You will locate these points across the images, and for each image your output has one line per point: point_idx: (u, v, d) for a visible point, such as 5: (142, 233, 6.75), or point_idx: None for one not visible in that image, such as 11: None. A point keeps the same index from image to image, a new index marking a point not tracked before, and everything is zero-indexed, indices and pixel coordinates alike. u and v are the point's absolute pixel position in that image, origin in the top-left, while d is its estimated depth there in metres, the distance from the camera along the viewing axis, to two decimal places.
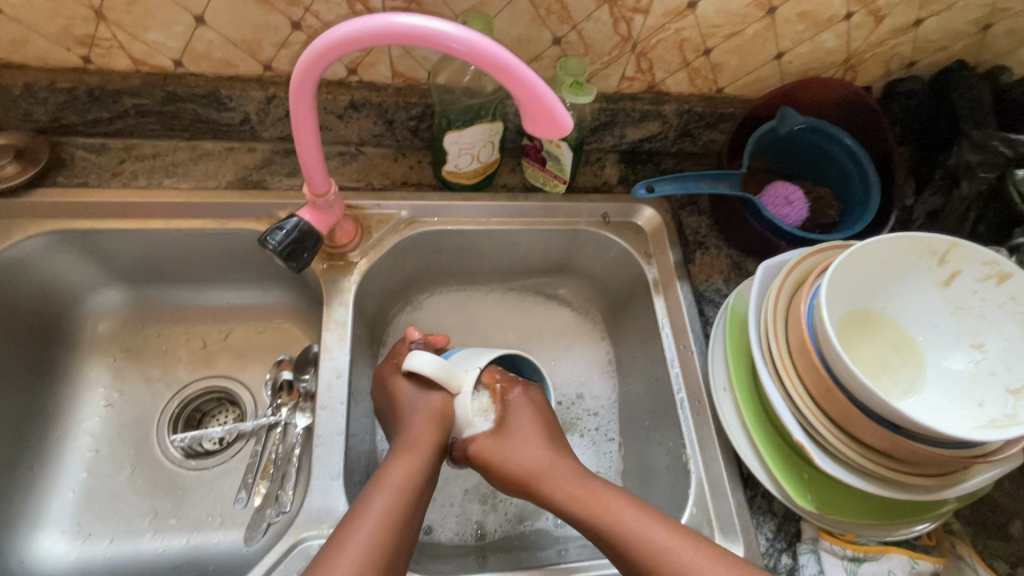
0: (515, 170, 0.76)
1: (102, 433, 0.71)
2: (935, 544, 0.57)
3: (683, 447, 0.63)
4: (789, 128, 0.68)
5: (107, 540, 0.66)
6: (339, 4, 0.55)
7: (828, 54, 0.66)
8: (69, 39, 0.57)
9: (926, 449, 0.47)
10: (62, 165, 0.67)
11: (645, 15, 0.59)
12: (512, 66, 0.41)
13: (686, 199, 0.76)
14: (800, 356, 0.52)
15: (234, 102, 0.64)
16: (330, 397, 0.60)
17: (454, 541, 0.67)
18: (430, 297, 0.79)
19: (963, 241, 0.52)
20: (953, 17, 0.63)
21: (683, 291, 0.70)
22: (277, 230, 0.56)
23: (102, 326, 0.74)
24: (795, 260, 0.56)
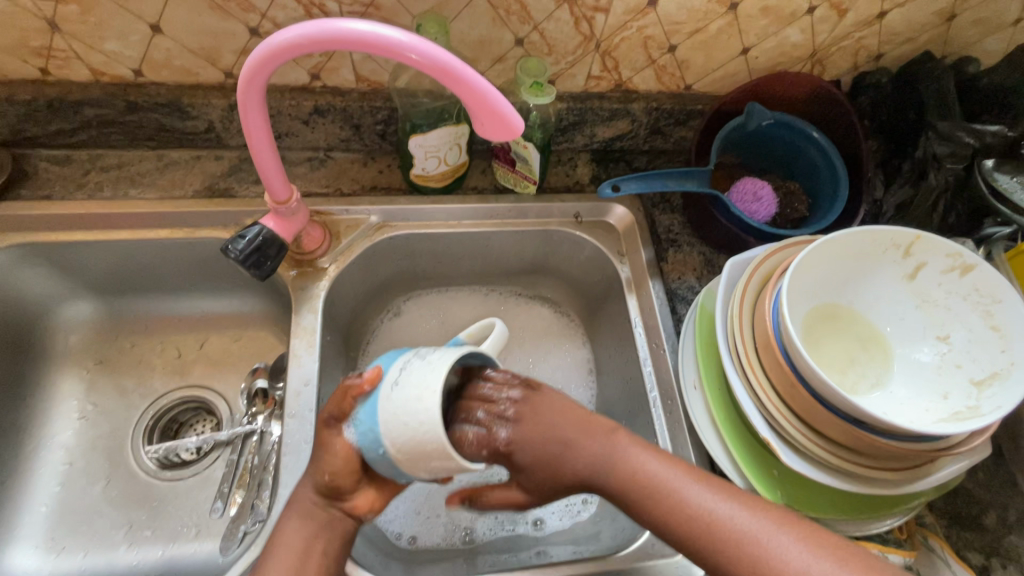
0: (486, 172, 0.75)
1: (76, 445, 0.71)
2: (906, 537, 0.56)
3: (657, 447, 0.63)
4: (758, 123, 0.68)
5: (81, 553, 0.66)
6: (295, 9, 0.55)
7: (794, 48, 0.66)
8: (25, 51, 0.56)
9: (889, 444, 0.46)
10: (27, 177, 0.66)
11: (606, 13, 0.59)
12: (460, 71, 0.41)
13: (659, 197, 0.76)
14: (765, 352, 0.51)
15: (196, 110, 0.64)
16: (298, 405, 0.60)
17: (440, 546, 0.68)
18: (406, 301, 0.79)
19: (926, 234, 0.52)
20: (917, 8, 0.63)
21: (655, 289, 0.70)
22: (238, 238, 0.55)
23: (73, 338, 0.74)
24: (760, 257, 0.56)
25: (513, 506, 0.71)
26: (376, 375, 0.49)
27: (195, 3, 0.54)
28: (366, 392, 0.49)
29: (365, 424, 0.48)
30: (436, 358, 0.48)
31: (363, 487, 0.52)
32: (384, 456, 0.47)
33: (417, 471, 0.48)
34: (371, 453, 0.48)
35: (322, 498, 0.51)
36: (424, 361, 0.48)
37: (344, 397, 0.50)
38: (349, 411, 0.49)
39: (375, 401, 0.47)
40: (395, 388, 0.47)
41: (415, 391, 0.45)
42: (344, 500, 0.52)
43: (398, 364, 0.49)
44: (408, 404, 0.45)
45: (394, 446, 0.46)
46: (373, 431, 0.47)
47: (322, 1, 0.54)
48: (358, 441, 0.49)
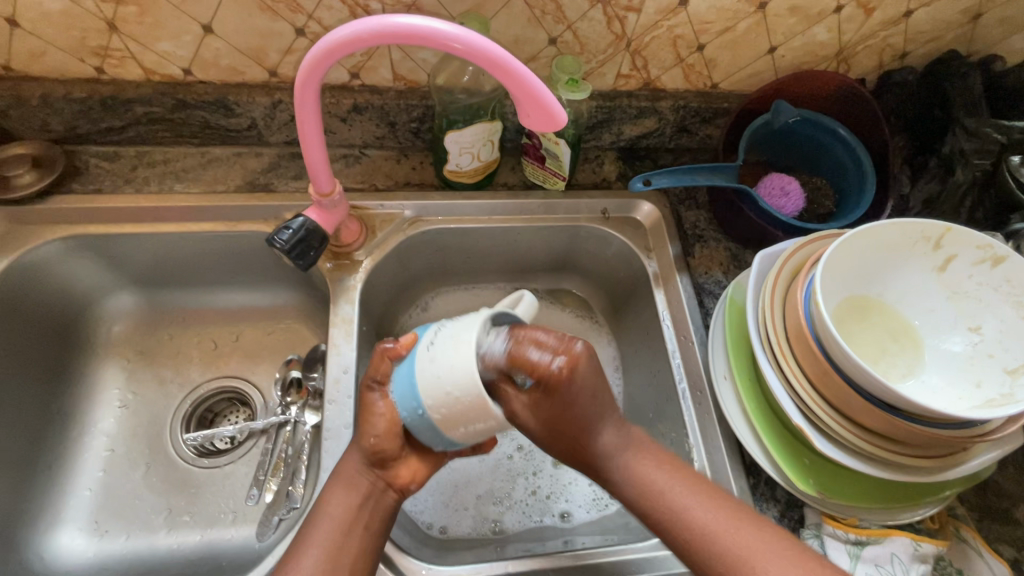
0: (516, 169, 0.77)
1: (117, 433, 0.73)
2: (938, 527, 0.56)
3: (686, 437, 0.64)
4: (784, 120, 0.69)
5: (123, 536, 0.68)
6: (341, 10, 0.57)
7: (821, 47, 0.67)
8: (83, 50, 0.59)
9: (924, 430, 0.47)
10: (78, 172, 0.69)
11: (638, 13, 0.61)
12: (509, 63, 0.43)
13: (685, 194, 0.77)
14: (797, 341, 0.53)
15: (241, 108, 0.66)
16: (338, 391, 0.61)
17: (470, 536, 0.69)
18: (433, 296, 0.81)
19: (956, 226, 0.53)
20: (943, 7, 0.64)
21: (683, 283, 0.71)
22: (284, 229, 0.58)
23: (116, 328, 0.76)
24: (791, 249, 0.57)
25: (541, 500, 0.72)
26: (411, 341, 0.50)
27: (246, 4, 0.56)
28: (401, 355, 0.51)
29: (402, 387, 0.49)
30: (466, 316, 0.48)
31: (405, 454, 0.54)
32: (424, 417, 0.47)
33: (462, 438, 0.48)
34: (412, 419, 0.48)
35: (367, 463, 0.53)
36: (458, 319, 0.48)
37: (381, 361, 0.51)
38: (389, 373, 0.51)
39: (412, 363, 0.48)
40: (430, 350, 0.47)
41: (448, 347, 0.46)
42: (385, 468, 0.53)
43: (431, 329, 0.49)
44: (442, 365, 0.46)
45: (435, 406, 0.46)
46: (411, 392, 0.48)
47: (366, 2, 0.57)
48: (400, 409, 0.49)
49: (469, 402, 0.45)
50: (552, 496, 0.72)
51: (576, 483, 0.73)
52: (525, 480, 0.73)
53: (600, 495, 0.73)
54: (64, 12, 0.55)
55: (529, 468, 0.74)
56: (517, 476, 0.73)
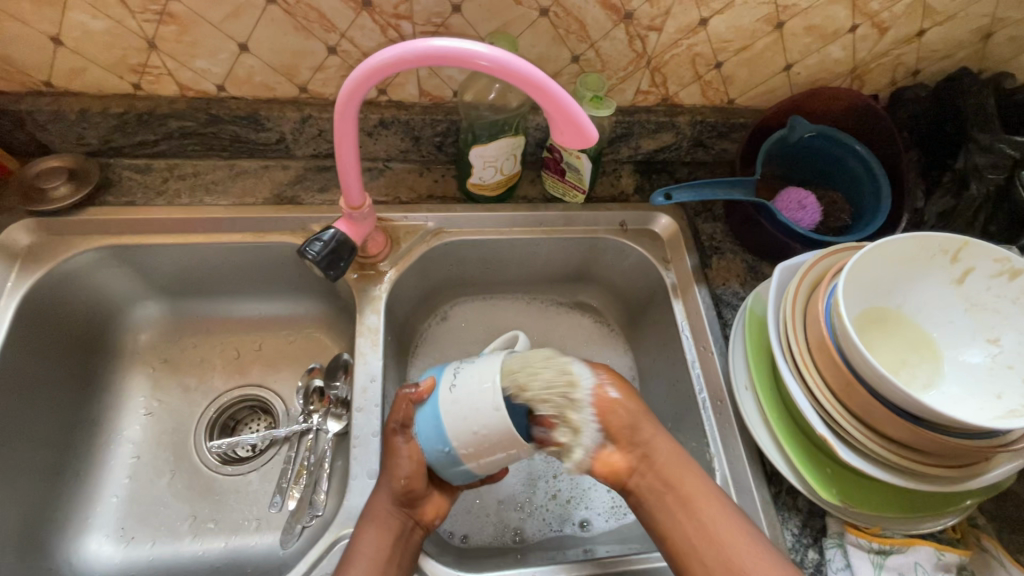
0: (535, 182, 0.79)
1: (143, 440, 0.73)
2: (960, 537, 0.57)
3: (707, 446, 0.64)
4: (800, 135, 0.70)
5: (149, 543, 0.69)
6: (373, 29, 0.59)
7: (835, 64, 0.69)
8: (122, 67, 0.61)
9: (948, 440, 0.48)
10: (111, 185, 0.71)
11: (659, 32, 0.63)
12: (543, 84, 0.44)
13: (701, 207, 0.79)
14: (819, 352, 0.54)
15: (271, 123, 0.68)
16: (365, 399, 0.63)
17: (491, 544, 0.69)
18: (452, 306, 0.82)
19: (973, 240, 0.54)
20: (955, 27, 0.66)
21: (701, 294, 0.72)
22: (315, 241, 0.59)
23: (143, 337, 0.77)
24: (810, 262, 0.58)
25: (562, 505, 0.73)
26: (432, 383, 0.53)
27: (282, 24, 0.58)
28: (422, 399, 0.53)
29: (426, 429, 0.51)
30: (486, 358, 0.52)
31: (429, 493, 0.56)
32: (449, 455, 0.51)
33: (482, 468, 0.52)
34: (438, 461, 0.52)
35: (397, 504, 0.54)
36: (477, 362, 0.52)
37: (404, 405, 0.54)
38: (412, 416, 0.53)
39: (435, 405, 0.51)
40: (453, 391, 0.51)
41: (473, 388, 0.50)
42: (414, 506, 0.55)
43: (448, 370, 0.53)
44: (472, 402, 0.49)
45: (462, 445, 0.50)
46: (436, 433, 0.51)
47: (397, 22, 0.59)
48: (427, 454, 0.52)
49: (497, 434, 0.49)
50: (573, 502, 0.73)
51: (595, 490, 0.74)
52: (547, 484, 0.74)
53: (618, 503, 0.73)
54: (107, 32, 0.57)
55: (551, 472, 0.75)
56: (538, 482, 0.74)
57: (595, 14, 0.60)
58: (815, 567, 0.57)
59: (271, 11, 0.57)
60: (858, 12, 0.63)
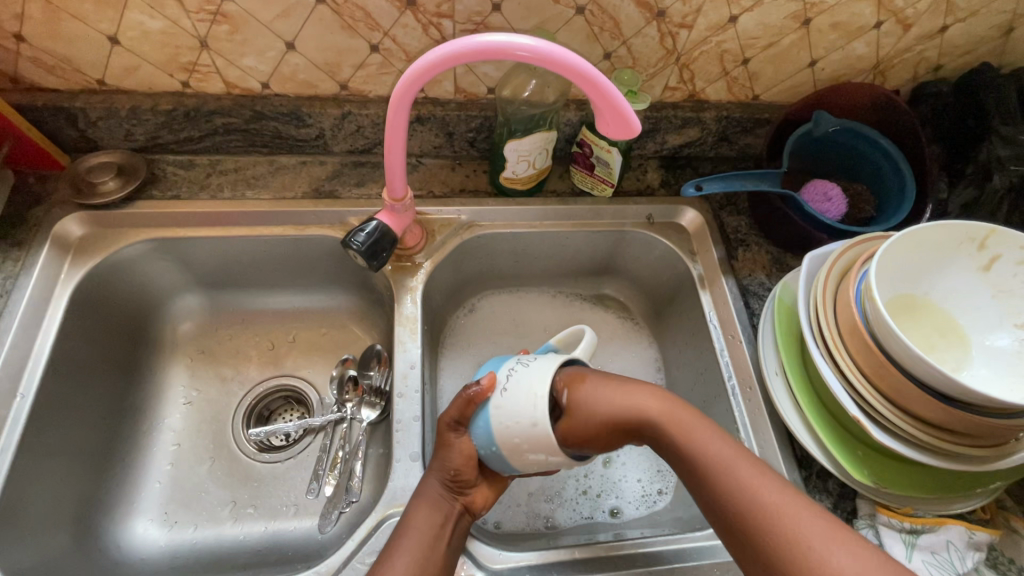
0: (564, 177, 0.81)
1: (183, 428, 0.75)
2: (988, 518, 0.58)
3: (737, 432, 0.66)
4: (824, 130, 0.73)
5: (192, 526, 0.70)
6: (415, 28, 0.62)
7: (859, 60, 0.71)
8: (173, 66, 0.64)
9: (980, 419, 0.49)
10: (156, 180, 0.73)
11: (690, 30, 0.65)
12: (591, 75, 0.46)
13: (726, 200, 0.81)
14: (851, 337, 0.55)
15: (312, 119, 0.70)
16: (406, 385, 0.65)
17: (523, 530, 0.71)
18: (481, 298, 0.84)
19: (1001, 227, 0.56)
20: (977, 23, 0.68)
21: (728, 285, 0.74)
22: (359, 232, 0.61)
23: (182, 328, 0.79)
24: (840, 250, 0.60)
25: (592, 498, 0.74)
26: (492, 380, 0.53)
27: (329, 23, 0.60)
28: (484, 398, 0.53)
29: (479, 427, 0.53)
30: (541, 367, 0.53)
31: (478, 483, 0.57)
32: (497, 453, 0.53)
33: (526, 466, 0.53)
34: (486, 454, 0.54)
35: (445, 490, 0.55)
36: (531, 366, 0.53)
37: (463, 404, 0.54)
38: (467, 416, 0.54)
39: (489, 407, 0.52)
40: (505, 394, 0.52)
41: (524, 396, 0.51)
42: (463, 494, 0.56)
43: (504, 370, 0.54)
44: (522, 406, 0.51)
45: (509, 447, 0.52)
46: (487, 432, 0.53)
47: (439, 20, 0.61)
48: (477, 445, 0.54)
49: (538, 440, 0.50)
50: (602, 494, 0.75)
51: (625, 481, 0.75)
52: (576, 481, 0.75)
53: (648, 491, 0.75)
54: (162, 31, 0.60)
55: (580, 470, 0.76)
56: (568, 477, 0.75)
57: (629, 12, 0.62)
58: None
59: (320, 10, 0.59)
60: (883, 9, 0.65)
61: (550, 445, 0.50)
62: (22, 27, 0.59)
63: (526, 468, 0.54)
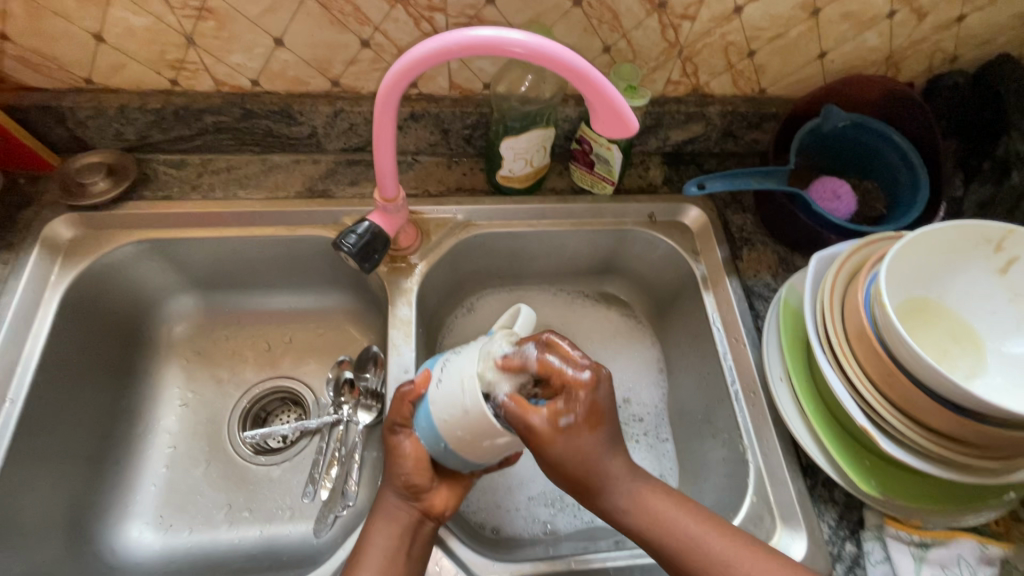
0: (563, 174, 0.79)
1: (178, 430, 0.74)
2: (1003, 531, 0.56)
3: (740, 438, 0.64)
4: (833, 125, 0.69)
5: (187, 530, 0.69)
6: (407, 22, 0.60)
7: (871, 51, 0.68)
8: (161, 63, 0.62)
9: (994, 430, 0.47)
10: (148, 179, 0.72)
11: (693, 21, 0.62)
12: (586, 71, 0.44)
13: (731, 198, 0.78)
14: (859, 342, 0.53)
15: (304, 117, 0.69)
16: (400, 390, 0.63)
17: (522, 535, 0.69)
18: (480, 298, 0.83)
19: (1019, 228, 0.53)
20: (996, 11, 0.64)
21: (732, 286, 0.71)
22: (351, 234, 0.60)
23: (177, 329, 0.78)
24: (848, 251, 0.58)
25: None
26: (425, 378, 0.52)
27: (318, 18, 0.59)
28: (420, 396, 0.52)
29: (423, 425, 0.51)
30: (470, 348, 0.50)
31: (436, 485, 0.55)
32: (447, 447, 0.50)
33: (483, 454, 0.50)
34: (437, 450, 0.51)
35: (401, 497, 0.54)
36: (462, 352, 0.50)
37: (401, 404, 0.54)
38: (411, 416, 0.53)
39: (427, 402, 0.50)
40: (440, 386, 0.49)
41: (455, 381, 0.48)
42: (420, 499, 0.54)
43: (440, 362, 0.52)
44: (454, 393, 0.48)
45: (454, 436, 0.49)
46: (431, 428, 0.50)
47: (431, 14, 0.59)
48: (427, 445, 0.52)
49: (475, 425, 0.47)
50: None
51: None
52: None
53: None
54: (148, 28, 0.59)
55: None
56: None
57: (628, 4, 0.60)
58: (853, 560, 0.56)
59: (308, 5, 0.57)
60: None
61: (487, 425, 0.47)
62: (6, 26, 0.58)
63: (486, 457, 0.51)
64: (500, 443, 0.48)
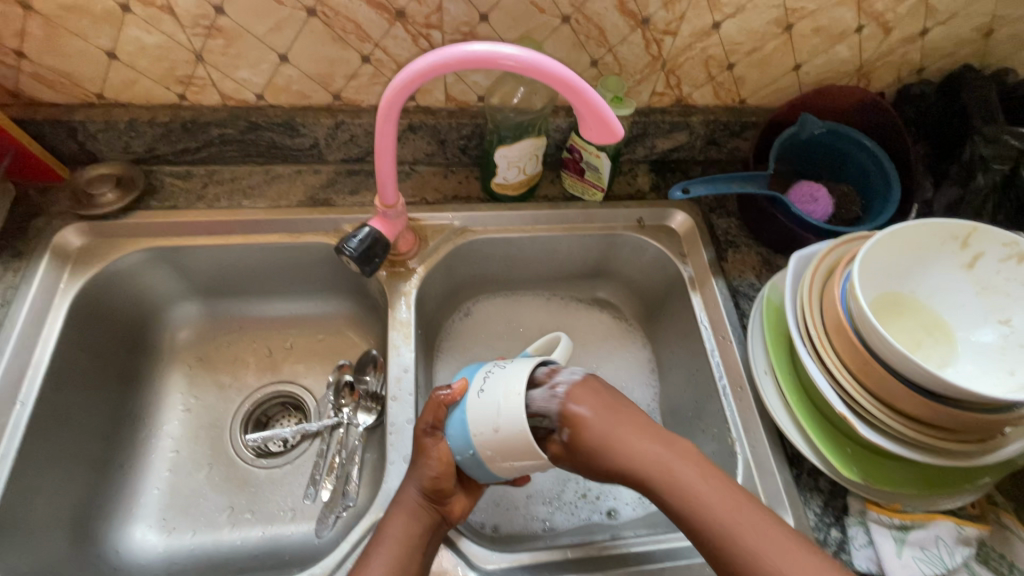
0: (555, 182, 0.82)
1: (181, 435, 0.76)
2: (979, 514, 0.58)
3: (728, 432, 0.66)
4: (810, 132, 0.74)
5: (190, 532, 0.70)
6: (405, 39, 0.63)
7: (842, 64, 0.72)
8: (170, 79, 0.66)
9: (963, 414, 0.50)
10: (154, 190, 0.75)
11: (674, 36, 0.66)
12: (573, 82, 0.48)
13: (716, 203, 0.82)
14: (836, 334, 0.56)
15: (306, 129, 0.72)
16: (400, 388, 0.66)
17: (521, 532, 0.71)
18: (476, 303, 0.85)
19: (982, 226, 0.57)
20: (957, 25, 0.69)
21: (718, 286, 0.75)
22: (352, 238, 0.62)
23: (181, 335, 0.80)
24: (825, 250, 0.61)
25: (590, 502, 0.75)
26: (464, 386, 0.54)
27: (321, 35, 0.62)
28: (455, 401, 0.54)
29: (453, 431, 0.53)
30: (516, 365, 0.53)
31: (457, 493, 0.57)
32: (472, 457, 0.52)
33: (504, 472, 0.53)
34: (460, 458, 0.53)
35: (426, 499, 0.55)
36: (507, 367, 0.53)
37: (436, 408, 0.55)
38: (442, 420, 0.55)
39: (464, 408, 0.53)
40: (480, 396, 0.52)
41: (499, 393, 0.51)
42: (442, 503, 0.55)
43: (481, 374, 0.54)
44: (493, 408, 0.51)
45: (485, 448, 0.51)
46: (462, 436, 0.52)
47: (428, 31, 0.62)
48: (452, 450, 0.54)
49: (507, 444, 0.50)
50: (601, 496, 0.75)
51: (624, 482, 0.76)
52: (575, 483, 0.76)
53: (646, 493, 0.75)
54: (159, 45, 0.62)
55: (580, 472, 0.76)
56: (567, 479, 0.76)
57: (614, 20, 0.64)
58: (838, 545, 0.59)
59: (312, 23, 0.61)
60: (863, 13, 0.66)
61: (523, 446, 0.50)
62: (23, 44, 0.61)
63: (506, 475, 0.53)
64: (526, 465, 0.51)
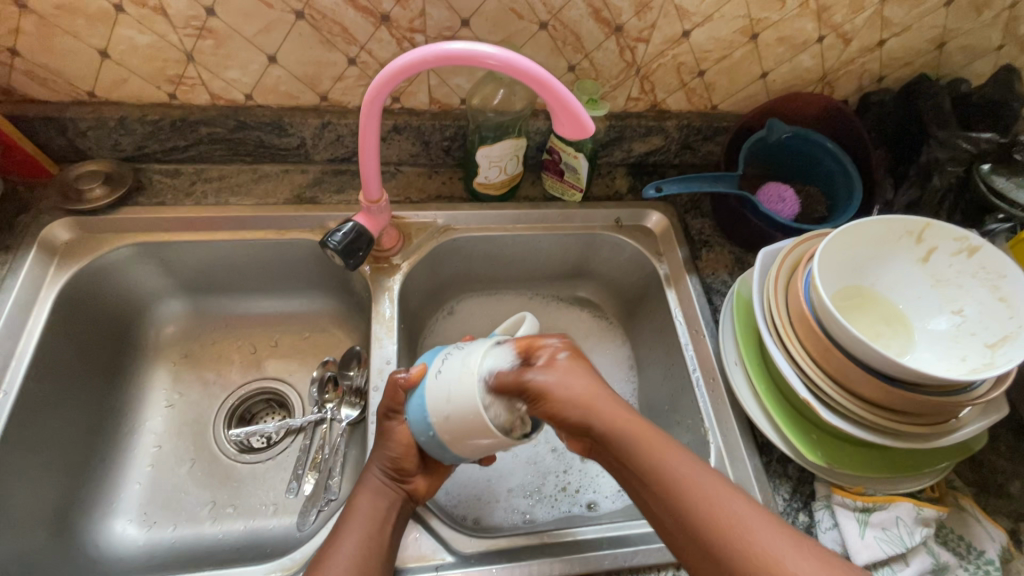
0: (536, 183, 0.85)
1: (164, 430, 0.76)
2: (938, 497, 0.61)
3: (702, 422, 0.68)
4: (778, 136, 0.77)
5: (171, 527, 0.70)
6: (389, 42, 0.66)
7: (806, 72, 0.76)
8: (160, 78, 0.68)
9: (918, 397, 0.52)
10: (142, 187, 0.76)
11: (647, 43, 0.70)
12: (545, 79, 0.50)
13: (690, 205, 0.85)
14: (800, 324, 0.59)
15: (293, 128, 0.74)
16: (382, 379, 0.67)
17: (501, 524, 0.72)
18: (458, 301, 0.87)
19: (935, 221, 0.60)
20: (912, 37, 0.73)
21: (693, 283, 0.77)
22: (336, 233, 0.64)
23: (166, 331, 0.81)
24: (789, 246, 0.64)
25: (569, 495, 0.76)
26: (422, 370, 0.55)
27: (309, 37, 0.65)
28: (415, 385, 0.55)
29: (415, 413, 0.54)
30: (473, 345, 0.53)
31: (420, 472, 0.59)
32: (433, 438, 0.53)
33: (468, 451, 0.53)
34: (422, 440, 0.54)
35: (389, 478, 0.57)
36: (464, 348, 0.53)
37: (395, 391, 0.57)
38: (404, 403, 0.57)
39: (422, 391, 0.53)
40: (437, 377, 0.52)
41: (455, 374, 0.51)
42: (407, 481, 0.58)
43: (439, 357, 0.54)
44: (448, 390, 0.51)
45: (443, 429, 0.52)
46: (422, 418, 0.53)
47: (412, 35, 0.65)
48: (415, 433, 0.55)
49: (462, 425, 0.51)
50: (580, 489, 0.77)
51: (602, 476, 0.78)
52: (556, 477, 0.77)
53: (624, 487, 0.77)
54: (150, 45, 0.64)
55: (560, 466, 0.78)
56: (548, 472, 0.77)
57: (589, 27, 0.67)
58: (806, 529, 0.61)
59: (300, 25, 0.63)
60: (824, 24, 0.70)
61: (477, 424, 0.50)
62: (17, 42, 0.62)
63: (471, 454, 0.54)
64: (486, 442, 0.51)
